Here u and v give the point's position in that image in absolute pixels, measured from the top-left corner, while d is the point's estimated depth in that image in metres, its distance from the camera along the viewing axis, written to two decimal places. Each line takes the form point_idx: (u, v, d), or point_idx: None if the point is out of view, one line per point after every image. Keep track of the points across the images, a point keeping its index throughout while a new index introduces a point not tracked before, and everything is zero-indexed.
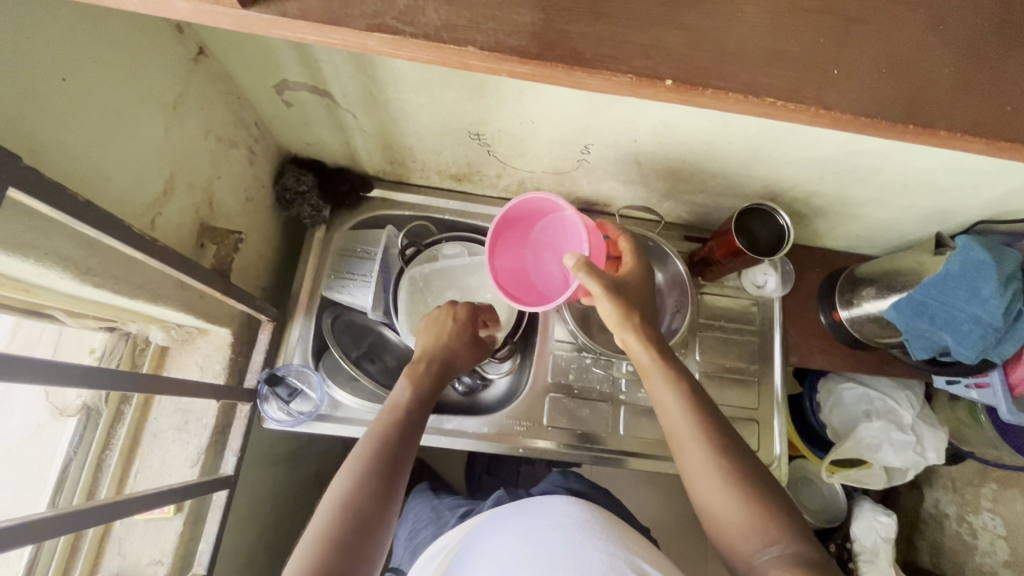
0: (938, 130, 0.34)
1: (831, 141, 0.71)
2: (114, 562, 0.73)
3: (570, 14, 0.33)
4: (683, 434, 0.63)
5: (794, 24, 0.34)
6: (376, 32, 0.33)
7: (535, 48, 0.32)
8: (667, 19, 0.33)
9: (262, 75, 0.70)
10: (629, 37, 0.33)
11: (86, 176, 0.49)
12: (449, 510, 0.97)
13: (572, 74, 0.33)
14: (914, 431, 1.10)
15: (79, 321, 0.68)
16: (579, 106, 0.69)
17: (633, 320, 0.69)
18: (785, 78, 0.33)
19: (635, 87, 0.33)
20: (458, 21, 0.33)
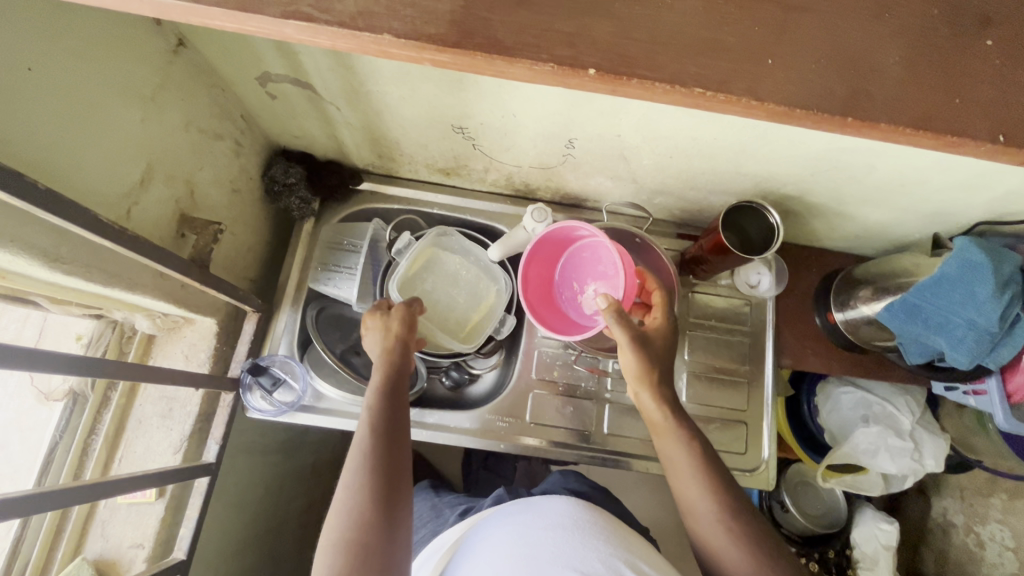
0: (880, 124, 0.32)
1: (819, 139, 0.69)
2: (97, 544, 0.75)
3: (492, 2, 0.32)
4: (693, 492, 0.66)
5: (731, 12, 0.32)
6: (291, 19, 0.33)
7: (453, 36, 0.32)
8: (600, 10, 0.32)
9: (244, 67, 0.70)
10: (553, 25, 0.32)
11: (54, 167, 0.50)
12: (449, 506, 0.98)
13: (493, 63, 0.32)
14: (912, 437, 1.07)
15: (64, 308, 0.70)
16: (558, 100, 0.68)
17: (652, 378, 0.69)
18: (717, 68, 0.32)
19: (560, 77, 0.32)
20: (374, 9, 0.32)
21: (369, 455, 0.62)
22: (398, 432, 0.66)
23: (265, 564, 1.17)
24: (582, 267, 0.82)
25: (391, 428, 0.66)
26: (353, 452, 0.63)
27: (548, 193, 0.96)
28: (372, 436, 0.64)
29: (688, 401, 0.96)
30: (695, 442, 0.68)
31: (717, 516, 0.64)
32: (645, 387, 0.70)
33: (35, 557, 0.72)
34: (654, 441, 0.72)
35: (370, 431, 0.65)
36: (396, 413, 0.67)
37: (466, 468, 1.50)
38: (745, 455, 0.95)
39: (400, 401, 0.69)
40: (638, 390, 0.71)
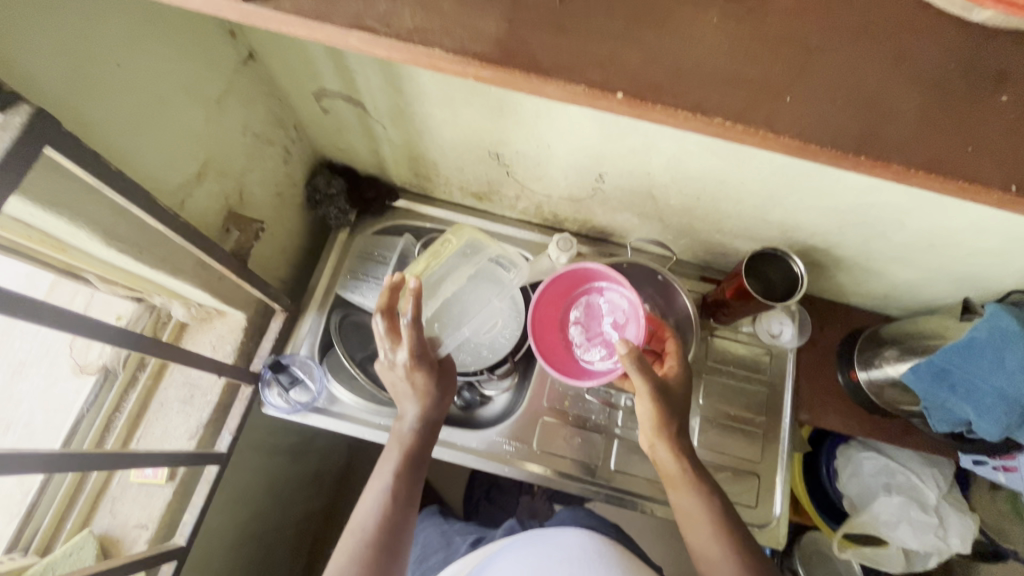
0: (891, 163, 0.31)
1: (848, 191, 0.70)
2: (105, 520, 0.76)
3: (533, 25, 0.30)
4: (713, 553, 0.68)
5: (754, 50, 0.31)
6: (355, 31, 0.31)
7: (495, 53, 0.30)
8: (627, 38, 0.30)
9: (303, 82, 0.76)
10: (587, 50, 0.30)
11: (123, 151, 0.54)
12: (461, 537, 0.98)
13: (530, 83, 0.30)
14: (937, 512, 1.02)
15: (110, 287, 0.74)
16: (592, 134, 0.71)
17: (668, 428, 0.71)
18: (737, 100, 0.30)
19: (587, 100, 0.31)
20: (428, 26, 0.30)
21: (380, 525, 0.68)
22: (410, 502, 0.72)
23: (257, 568, 1.16)
24: (589, 313, 0.84)
25: (405, 500, 0.71)
26: (363, 509, 0.70)
27: (575, 225, 0.99)
28: (385, 507, 0.70)
29: (698, 446, 0.93)
30: (710, 496, 0.71)
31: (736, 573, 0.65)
32: (660, 437, 0.72)
33: (46, 523, 0.74)
34: (669, 490, 0.74)
35: (381, 493, 0.71)
36: (410, 481, 0.72)
37: (469, 497, 1.48)
38: (756, 509, 0.91)
39: (417, 462, 0.74)
40: (655, 439, 0.72)
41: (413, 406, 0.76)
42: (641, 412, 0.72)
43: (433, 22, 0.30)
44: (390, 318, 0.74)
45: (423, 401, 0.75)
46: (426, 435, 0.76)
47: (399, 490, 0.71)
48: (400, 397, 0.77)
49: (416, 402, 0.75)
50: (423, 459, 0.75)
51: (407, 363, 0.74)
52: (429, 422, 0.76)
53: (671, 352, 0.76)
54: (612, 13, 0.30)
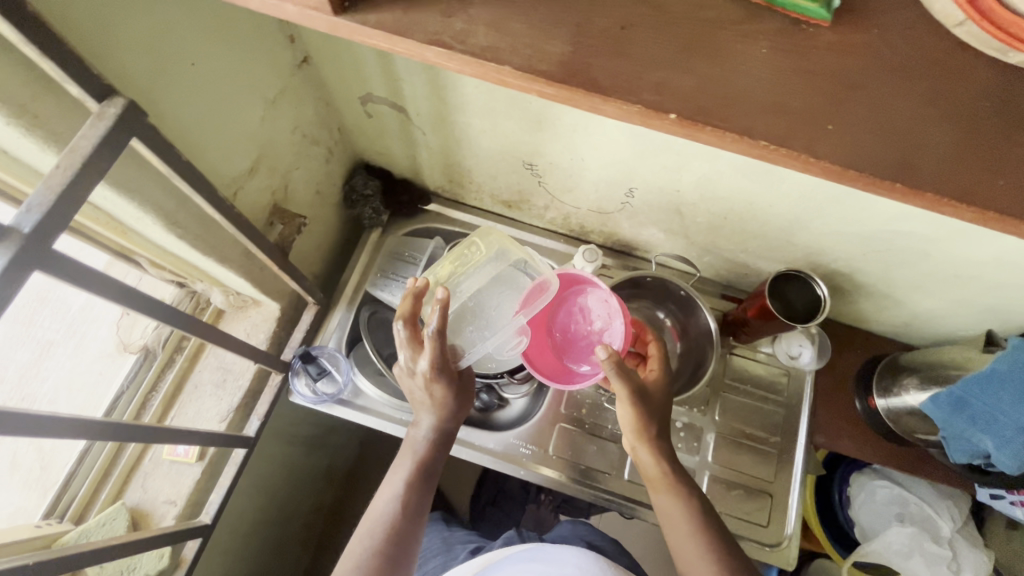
0: (926, 192, 0.32)
1: (873, 219, 0.71)
2: (136, 493, 0.80)
3: (596, 48, 0.32)
4: (690, 552, 0.69)
5: (797, 81, 0.33)
6: (434, 46, 0.33)
7: (559, 73, 0.32)
8: (681, 65, 0.32)
9: (351, 86, 0.80)
10: (644, 74, 0.32)
11: (190, 141, 0.58)
12: (461, 544, 1.00)
13: (590, 101, 0.32)
14: (951, 545, 1.01)
15: (158, 271, 0.78)
16: (626, 149, 0.74)
17: (648, 430, 0.73)
18: (780, 125, 0.32)
19: (642, 119, 0.33)
20: (500, 44, 0.33)
21: (389, 532, 0.70)
22: (420, 510, 0.73)
23: (268, 555, 1.19)
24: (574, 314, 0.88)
25: (416, 508, 0.73)
26: (374, 513, 0.73)
27: (601, 237, 1.01)
28: (397, 515, 0.71)
29: (712, 461, 0.94)
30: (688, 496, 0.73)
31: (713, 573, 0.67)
32: (641, 440, 0.74)
33: (82, 493, 0.77)
34: (651, 492, 0.76)
35: (394, 499, 0.73)
36: (421, 490, 0.74)
37: (475, 502, 1.49)
38: (766, 528, 0.91)
39: (430, 472, 0.77)
40: (635, 443, 0.75)
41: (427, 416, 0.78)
42: (621, 415, 0.74)
43: (505, 42, 0.32)
44: (412, 328, 0.74)
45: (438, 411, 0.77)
46: (439, 447, 0.78)
47: (411, 498, 0.73)
48: (416, 406, 0.79)
49: (432, 412, 0.77)
50: (435, 469, 0.77)
51: (427, 372, 0.74)
52: (442, 434, 0.78)
53: (654, 355, 0.80)
54: (665, 41, 0.33)
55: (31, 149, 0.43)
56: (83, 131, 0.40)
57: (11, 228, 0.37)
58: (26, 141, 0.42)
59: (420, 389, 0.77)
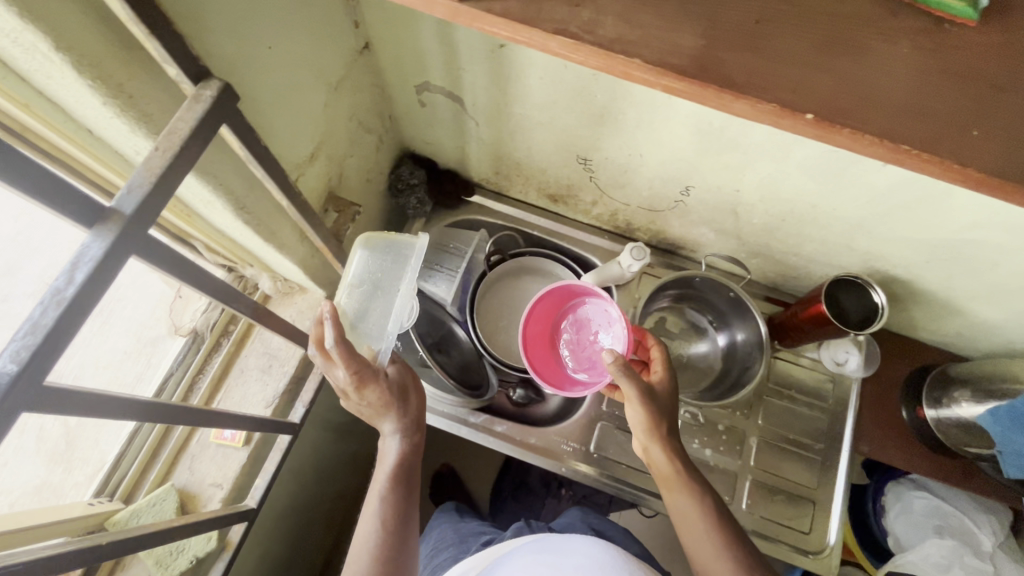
0: None
1: (945, 226, 0.69)
2: (183, 475, 0.80)
3: (730, 42, 0.31)
4: (707, 554, 0.67)
5: (940, 83, 0.31)
6: (560, 36, 0.32)
7: (693, 68, 0.31)
8: (819, 63, 0.31)
9: (409, 75, 0.78)
10: (780, 71, 0.31)
11: (262, 126, 0.58)
12: (474, 536, 0.93)
13: (721, 98, 0.31)
14: (992, 561, 0.98)
15: (211, 256, 0.77)
16: (690, 147, 0.72)
17: (660, 430, 0.71)
18: (922, 129, 0.30)
19: (773, 118, 0.32)
20: (630, 36, 0.31)
21: (376, 552, 0.64)
22: (405, 523, 0.68)
23: (297, 539, 1.20)
24: (577, 325, 0.87)
25: (400, 522, 0.68)
26: (361, 534, 0.67)
27: (646, 235, 1.00)
28: (382, 533, 0.66)
29: (754, 465, 0.93)
30: (702, 496, 0.70)
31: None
32: (654, 441, 0.72)
33: (131, 473, 0.78)
34: (664, 492, 0.74)
35: (377, 519, 0.67)
36: (404, 504, 0.69)
37: (495, 493, 1.47)
38: (808, 535, 0.90)
39: (406, 482, 0.70)
40: (649, 443, 0.72)
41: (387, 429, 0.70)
42: (631, 417, 0.72)
43: (633, 33, 0.31)
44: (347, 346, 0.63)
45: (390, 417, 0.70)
46: (405, 455, 0.72)
47: (398, 514, 0.68)
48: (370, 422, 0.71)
49: (391, 420, 0.70)
50: (408, 477, 0.71)
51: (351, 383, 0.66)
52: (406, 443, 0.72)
53: (658, 358, 0.76)
54: (801, 37, 0.31)
55: (122, 130, 0.42)
56: (180, 113, 0.39)
57: (113, 209, 0.37)
58: (119, 122, 0.41)
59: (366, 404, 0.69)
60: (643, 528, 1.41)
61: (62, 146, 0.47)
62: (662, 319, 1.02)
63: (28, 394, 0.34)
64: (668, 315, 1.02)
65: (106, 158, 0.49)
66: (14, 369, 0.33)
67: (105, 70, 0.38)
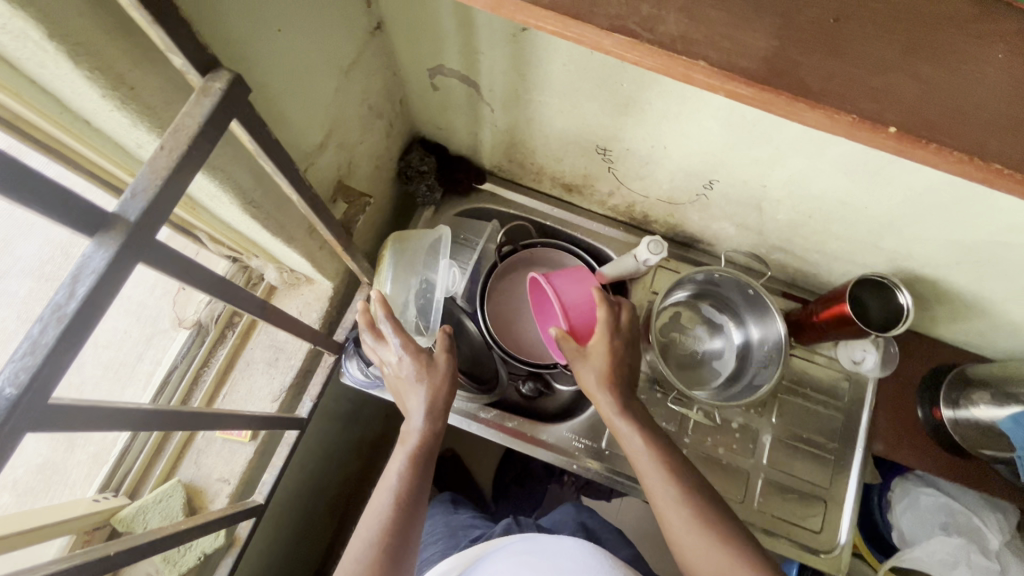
0: None
1: (981, 229, 0.66)
2: (190, 469, 0.79)
3: (805, 45, 0.28)
4: (662, 494, 0.65)
5: None
6: (616, 34, 0.29)
7: (764, 72, 0.28)
8: (903, 69, 0.28)
9: (422, 57, 0.74)
10: (861, 77, 0.28)
11: (271, 115, 0.54)
12: (463, 532, 0.92)
13: (792, 108, 0.28)
14: (999, 558, 0.96)
15: (215, 247, 0.74)
16: (719, 141, 0.69)
17: (605, 381, 0.71)
18: (1015, 146, 0.28)
19: (849, 130, 0.29)
20: (695, 35, 0.29)
21: (385, 523, 0.61)
22: (419, 504, 0.64)
23: (303, 526, 1.20)
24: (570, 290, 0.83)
25: (414, 501, 0.64)
26: (369, 509, 0.64)
27: (664, 227, 0.97)
28: (395, 504, 0.63)
29: (767, 464, 0.92)
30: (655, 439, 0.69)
31: (688, 511, 0.63)
32: (601, 392, 0.71)
33: (136, 468, 0.76)
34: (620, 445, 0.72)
35: (391, 494, 0.63)
36: (421, 482, 0.66)
37: (497, 479, 1.45)
38: (819, 535, 0.90)
39: (428, 464, 0.68)
40: (597, 395, 0.72)
41: (419, 402, 0.70)
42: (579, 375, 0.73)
43: (699, 32, 0.29)
44: (394, 322, 0.71)
45: (424, 393, 0.70)
46: (436, 437, 0.70)
47: (413, 492, 0.64)
48: (402, 396, 0.72)
49: (421, 397, 0.69)
50: (433, 459, 0.69)
51: (402, 355, 0.71)
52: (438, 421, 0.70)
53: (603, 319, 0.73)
54: (884, 39, 0.28)
55: (123, 124, 0.39)
56: (188, 108, 0.36)
57: (117, 215, 0.34)
58: (120, 115, 0.38)
59: (404, 374, 0.71)
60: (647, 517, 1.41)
61: (58, 137, 0.44)
62: (677, 314, 0.99)
63: (30, 418, 0.32)
64: (682, 310, 0.99)
65: (106, 150, 0.46)
66: (13, 393, 0.30)
67: (104, 60, 0.34)
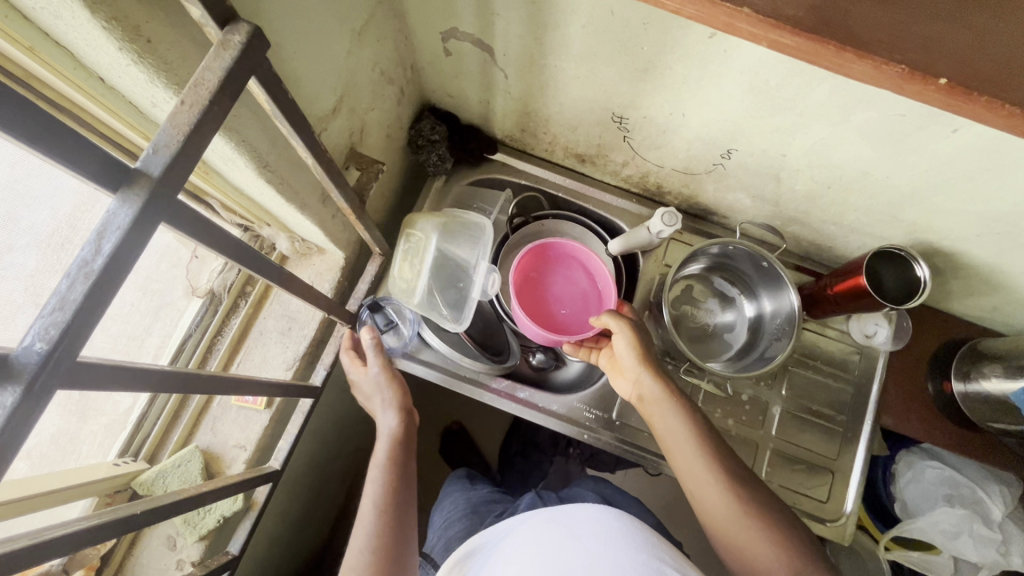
0: None
1: (1006, 198, 0.65)
2: (206, 436, 0.80)
3: None
4: (699, 467, 0.64)
5: None
6: None
7: (811, 20, 0.29)
8: (950, 19, 0.29)
9: (435, 20, 0.72)
10: (911, 28, 0.29)
11: (286, 78, 0.53)
12: (486, 507, 0.94)
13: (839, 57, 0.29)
14: (1001, 529, 0.97)
15: (227, 216, 0.74)
16: (740, 108, 0.67)
17: (646, 358, 0.72)
18: None
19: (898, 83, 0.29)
20: None
21: (375, 529, 0.62)
22: (405, 508, 0.66)
23: (315, 494, 1.22)
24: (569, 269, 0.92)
25: (398, 505, 0.66)
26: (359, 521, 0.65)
27: (677, 199, 0.96)
28: (379, 509, 0.64)
29: (776, 435, 0.93)
30: (689, 413, 0.68)
31: (723, 487, 0.63)
32: (642, 367, 0.72)
33: (154, 433, 0.78)
34: (649, 420, 0.71)
35: (375, 505, 0.65)
36: (401, 487, 0.68)
37: (504, 451, 1.47)
38: (825, 504, 0.91)
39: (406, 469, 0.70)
40: (637, 370, 0.72)
41: (383, 404, 0.76)
42: (620, 350, 0.74)
43: None
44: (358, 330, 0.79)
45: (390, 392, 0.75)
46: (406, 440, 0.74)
47: (394, 494, 0.66)
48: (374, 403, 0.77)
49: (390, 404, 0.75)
50: (407, 456, 0.72)
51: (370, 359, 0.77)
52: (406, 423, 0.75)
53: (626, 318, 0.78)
54: None
55: (140, 80, 0.38)
56: (207, 61, 0.35)
57: (140, 169, 0.33)
58: (137, 70, 0.37)
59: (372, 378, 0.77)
60: (653, 489, 1.43)
61: (71, 95, 0.43)
62: (689, 287, 0.98)
63: (61, 373, 0.32)
64: (695, 284, 0.99)
65: (121, 110, 0.45)
66: (43, 348, 0.30)
67: (121, 10, 0.33)
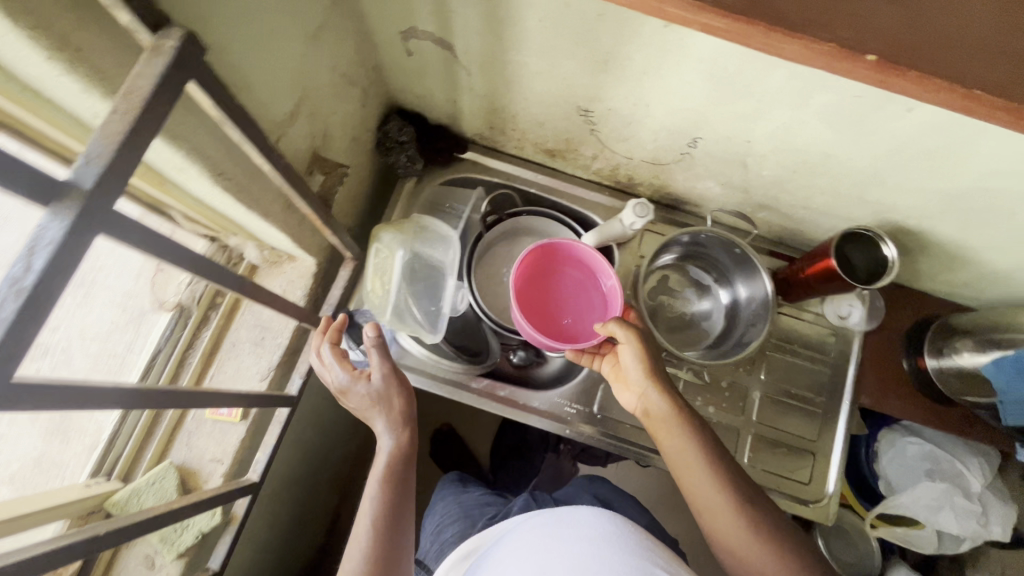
0: None
1: (964, 174, 0.66)
2: (182, 451, 0.78)
3: None
4: (709, 489, 0.65)
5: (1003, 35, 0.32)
6: None
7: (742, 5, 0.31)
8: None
9: (393, 19, 0.71)
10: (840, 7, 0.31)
11: (235, 83, 0.52)
12: (477, 510, 0.94)
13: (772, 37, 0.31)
14: (981, 500, 0.98)
15: (190, 227, 0.72)
16: (701, 95, 0.67)
17: (655, 374, 0.72)
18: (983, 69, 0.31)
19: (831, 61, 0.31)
20: None
21: (368, 553, 0.61)
22: (400, 526, 0.65)
23: (303, 504, 1.20)
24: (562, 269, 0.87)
25: (394, 525, 0.65)
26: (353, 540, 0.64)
27: (649, 189, 0.96)
28: (374, 531, 0.63)
29: (757, 420, 0.93)
30: (697, 432, 0.69)
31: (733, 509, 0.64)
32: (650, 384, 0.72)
33: (127, 451, 0.76)
34: (657, 435, 0.72)
35: (370, 525, 0.63)
36: (397, 507, 0.66)
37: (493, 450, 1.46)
38: (808, 485, 0.92)
39: (403, 486, 0.68)
40: (645, 387, 0.73)
41: (377, 416, 0.72)
42: (627, 363, 0.74)
43: None
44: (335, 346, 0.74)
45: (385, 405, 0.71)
46: (403, 453, 0.71)
47: (390, 515, 0.65)
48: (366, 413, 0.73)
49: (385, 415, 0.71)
50: (405, 470, 0.70)
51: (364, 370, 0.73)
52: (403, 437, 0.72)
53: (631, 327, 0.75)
54: None
55: (73, 90, 0.37)
56: (140, 68, 0.34)
57: (74, 182, 0.33)
58: (68, 79, 0.36)
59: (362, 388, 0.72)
60: (643, 480, 1.43)
61: (6, 108, 0.42)
62: (665, 278, 0.99)
63: None
64: (670, 274, 0.99)
65: (61, 122, 0.44)
66: None
67: (43, 19, 0.32)
